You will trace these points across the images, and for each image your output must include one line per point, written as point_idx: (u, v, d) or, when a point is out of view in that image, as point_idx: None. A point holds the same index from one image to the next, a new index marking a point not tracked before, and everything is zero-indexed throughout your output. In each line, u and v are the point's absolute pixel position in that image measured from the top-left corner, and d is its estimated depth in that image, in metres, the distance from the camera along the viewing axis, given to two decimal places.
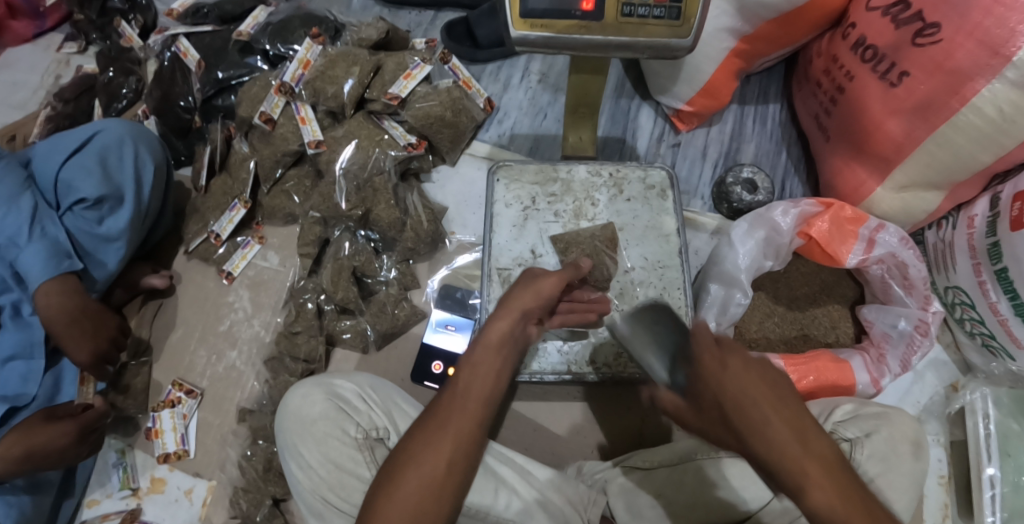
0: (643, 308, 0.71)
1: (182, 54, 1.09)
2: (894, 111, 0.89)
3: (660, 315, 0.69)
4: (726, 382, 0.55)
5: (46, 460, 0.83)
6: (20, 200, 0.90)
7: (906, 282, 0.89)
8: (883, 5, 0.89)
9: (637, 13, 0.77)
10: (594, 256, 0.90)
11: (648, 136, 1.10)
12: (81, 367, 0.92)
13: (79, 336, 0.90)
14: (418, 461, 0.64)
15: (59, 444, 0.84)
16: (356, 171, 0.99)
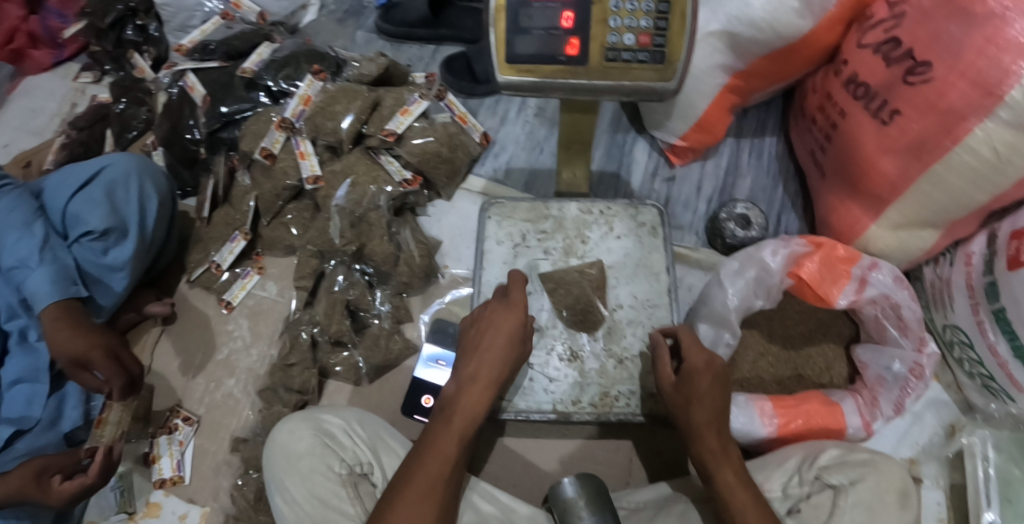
0: (587, 482, 0.84)
1: (189, 87, 1.13)
2: (887, 149, 0.88)
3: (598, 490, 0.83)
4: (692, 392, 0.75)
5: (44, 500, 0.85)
6: (33, 228, 0.94)
7: (901, 323, 0.87)
8: (875, 43, 0.89)
9: (621, 58, 0.78)
10: (582, 299, 0.90)
11: (642, 171, 1.10)
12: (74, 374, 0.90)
13: (68, 334, 0.89)
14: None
15: (60, 493, 0.86)
16: (353, 206, 1.00)
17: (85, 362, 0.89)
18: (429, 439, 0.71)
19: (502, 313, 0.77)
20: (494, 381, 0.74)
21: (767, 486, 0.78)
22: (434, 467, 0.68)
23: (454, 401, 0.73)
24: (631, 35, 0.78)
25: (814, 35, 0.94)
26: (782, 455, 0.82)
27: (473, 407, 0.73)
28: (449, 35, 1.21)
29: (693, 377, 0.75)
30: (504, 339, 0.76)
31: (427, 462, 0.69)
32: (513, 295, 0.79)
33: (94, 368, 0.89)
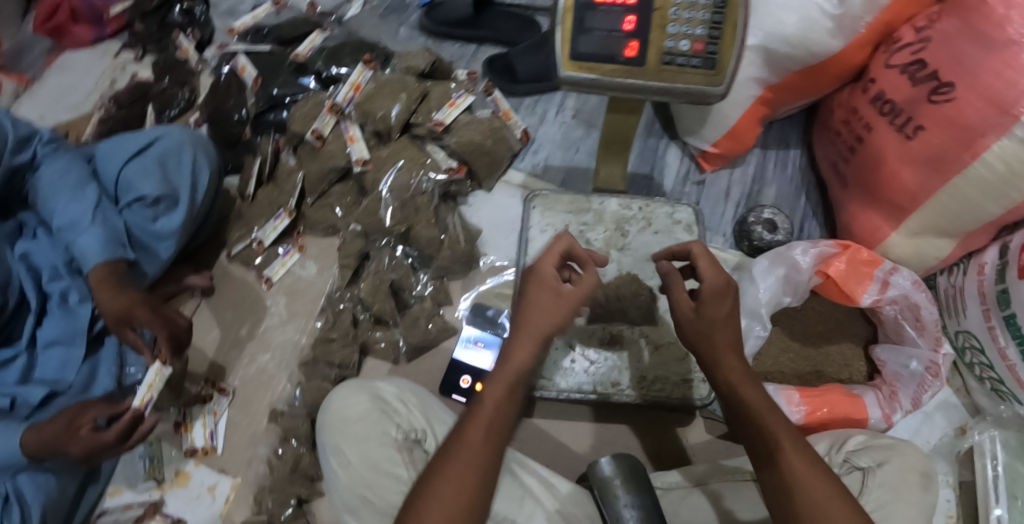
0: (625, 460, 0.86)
1: (240, 69, 1.16)
2: (909, 161, 0.95)
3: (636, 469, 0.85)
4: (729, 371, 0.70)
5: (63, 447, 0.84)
6: (86, 190, 0.96)
7: (918, 324, 0.93)
8: (901, 64, 0.96)
9: (676, 62, 0.83)
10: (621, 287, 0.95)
11: (674, 174, 1.15)
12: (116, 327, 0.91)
13: (111, 288, 0.91)
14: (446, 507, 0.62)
15: (76, 443, 0.84)
16: (401, 191, 1.04)
17: (128, 321, 0.90)
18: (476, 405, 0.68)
19: (547, 279, 0.72)
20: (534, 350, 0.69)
21: None
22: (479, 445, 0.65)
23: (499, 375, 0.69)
24: (687, 41, 0.82)
25: (843, 54, 1.01)
26: (810, 442, 0.87)
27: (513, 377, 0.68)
28: (489, 35, 1.26)
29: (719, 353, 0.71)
30: (546, 308, 0.70)
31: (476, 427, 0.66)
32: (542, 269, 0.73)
33: (137, 326, 0.91)
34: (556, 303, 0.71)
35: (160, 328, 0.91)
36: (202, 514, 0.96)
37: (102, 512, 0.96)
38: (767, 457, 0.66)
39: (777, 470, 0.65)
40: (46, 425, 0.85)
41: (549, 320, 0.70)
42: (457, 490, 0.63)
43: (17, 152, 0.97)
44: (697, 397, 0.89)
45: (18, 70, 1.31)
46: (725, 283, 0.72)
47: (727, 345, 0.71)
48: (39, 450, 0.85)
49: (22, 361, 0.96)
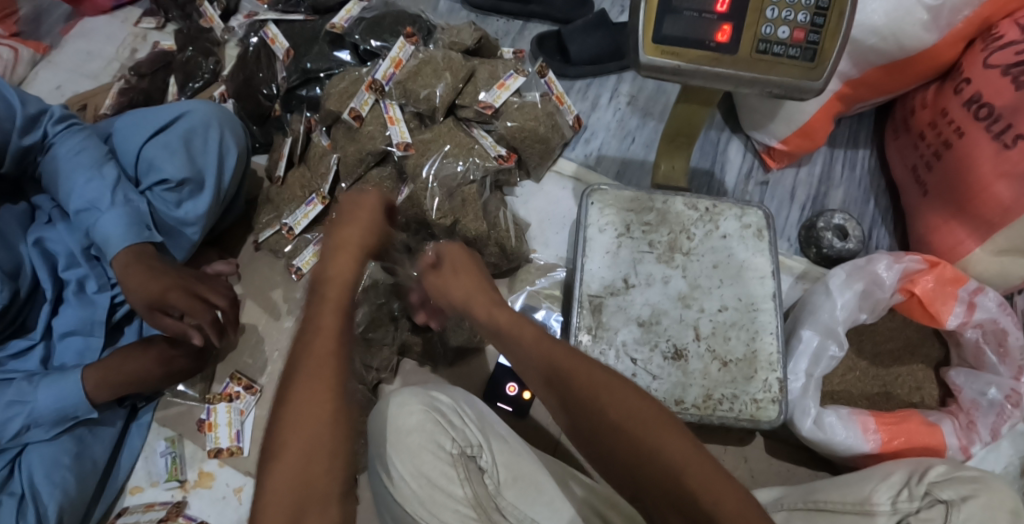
0: None
1: (270, 40, 1.06)
2: (1005, 173, 0.87)
3: None
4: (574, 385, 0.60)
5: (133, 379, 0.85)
6: (105, 169, 0.88)
7: (1001, 349, 0.87)
8: (1003, 64, 0.87)
9: (772, 51, 0.74)
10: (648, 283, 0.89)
11: (736, 172, 1.07)
12: (145, 314, 0.84)
13: (141, 273, 0.83)
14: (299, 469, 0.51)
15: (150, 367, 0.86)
16: (447, 180, 0.95)
17: (165, 305, 0.83)
18: (307, 344, 0.56)
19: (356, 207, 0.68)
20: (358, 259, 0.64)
21: (875, 500, 0.78)
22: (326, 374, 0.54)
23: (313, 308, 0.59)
24: (786, 28, 0.74)
25: (936, 49, 0.92)
26: (885, 470, 0.82)
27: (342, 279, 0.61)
28: (540, 11, 1.16)
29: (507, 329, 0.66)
30: (361, 218, 0.67)
31: (310, 359, 0.55)
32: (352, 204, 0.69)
33: (174, 311, 0.83)
34: (353, 214, 0.67)
35: (200, 310, 0.84)
36: (227, 517, 0.90)
37: (124, 510, 0.90)
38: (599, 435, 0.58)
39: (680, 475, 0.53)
40: (113, 362, 0.84)
41: (366, 231, 0.67)
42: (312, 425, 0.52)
43: (26, 132, 0.88)
44: (766, 419, 0.82)
45: (34, 37, 1.20)
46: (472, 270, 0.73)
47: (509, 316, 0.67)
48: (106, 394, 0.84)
49: (41, 350, 0.88)
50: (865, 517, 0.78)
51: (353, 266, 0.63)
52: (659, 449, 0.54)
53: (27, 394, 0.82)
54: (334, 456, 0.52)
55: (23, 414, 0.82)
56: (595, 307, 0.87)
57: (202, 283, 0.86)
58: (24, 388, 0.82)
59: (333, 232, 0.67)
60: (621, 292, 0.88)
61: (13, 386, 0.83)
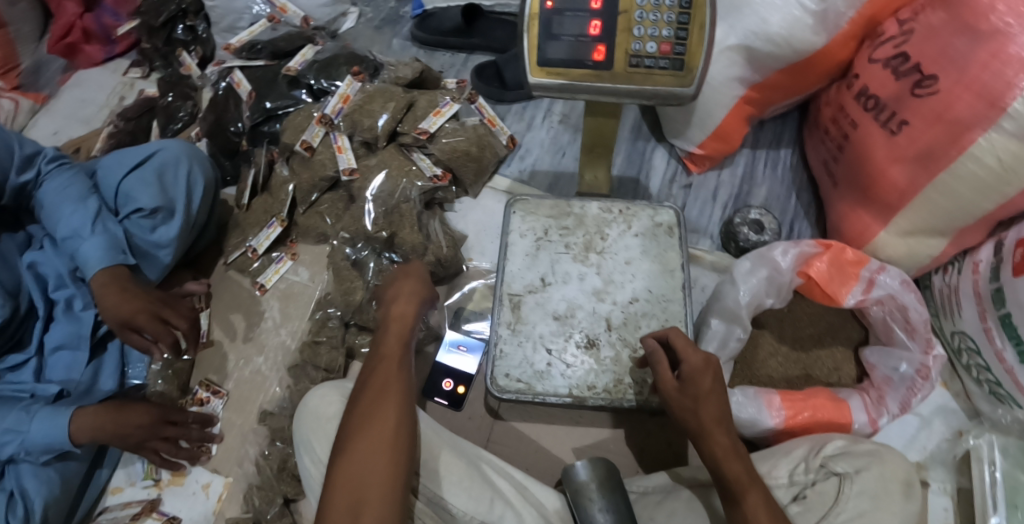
0: (601, 465, 0.84)
1: (236, 84, 1.21)
2: (897, 158, 0.92)
3: (615, 478, 0.83)
4: (699, 408, 0.74)
5: (123, 431, 0.92)
6: (87, 201, 1.00)
7: (909, 326, 0.91)
8: (885, 58, 0.93)
9: (643, 64, 0.82)
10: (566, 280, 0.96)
11: (660, 177, 1.17)
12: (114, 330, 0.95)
13: (117, 294, 0.94)
14: (354, 464, 0.67)
15: (144, 421, 0.94)
16: (386, 197, 1.06)
17: (132, 325, 0.94)
18: (369, 381, 0.74)
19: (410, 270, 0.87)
20: (413, 305, 0.82)
21: (774, 473, 0.82)
22: (395, 383, 0.74)
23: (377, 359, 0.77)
24: (653, 43, 0.82)
25: (828, 50, 0.99)
26: (790, 445, 0.85)
27: (398, 317, 0.80)
28: (480, 43, 1.28)
29: (706, 413, 0.73)
30: (411, 280, 0.84)
31: (378, 377, 0.74)
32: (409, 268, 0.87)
33: (142, 331, 0.94)
34: (405, 278, 0.85)
35: (163, 334, 0.94)
36: (197, 510, 0.99)
37: (104, 510, 1.00)
38: (727, 493, 0.70)
39: (736, 509, 0.68)
40: (108, 412, 0.92)
41: (416, 290, 0.83)
42: (380, 421, 0.70)
43: (23, 170, 1.02)
44: None
45: (34, 88, 1.38)
46: (706, 359, 0.77)
47: (714, 404, 0.74)
48: (88, 435, 0.91)
49: (34, 363, 1.00)
50: None
51: (408, 308, 0.81)
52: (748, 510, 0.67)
53: (23, 423, 0.90)
54: (393, 463, 0.68)
55: (16, 442, 0.90)
56: (515, 304, 0.94)
57: (169, 307, 0.97)
58: (21, 417, 0.91)
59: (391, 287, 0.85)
60: (539, 290, 0.95)
61: (13, 415, 0.91)
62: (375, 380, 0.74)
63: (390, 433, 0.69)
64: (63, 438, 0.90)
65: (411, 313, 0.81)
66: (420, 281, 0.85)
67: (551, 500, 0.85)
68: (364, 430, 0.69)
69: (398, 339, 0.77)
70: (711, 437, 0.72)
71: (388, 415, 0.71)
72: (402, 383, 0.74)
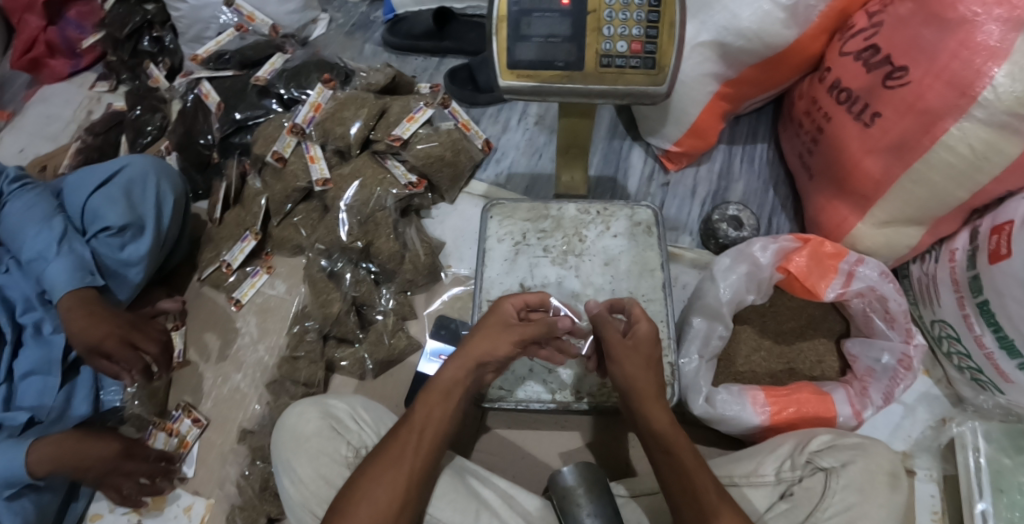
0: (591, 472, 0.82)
1: (204, 95, 1.19)
2: (871, 150, 0.92)
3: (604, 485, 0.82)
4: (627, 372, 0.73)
5: (82, 463, 0.89)
6: (52, 222, 0.97)
7: (887, 315, 0.91)
8: (856, 50, 0.94)
9: (615, 63, 0.81)
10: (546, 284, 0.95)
11: (638, 175, 1.16)
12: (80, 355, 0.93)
13: (83, 319, 0.92)
14: (369, 505, 0.70)
15: (106, 455, 0.91)
16: (360, 207, 1.05)
17: (100, 351, 0.93)
18: (405, 425, 0.76)
19: (503, 315, 0.80)
20: (471, 372, 0.79)
21: (760, 471, 0.81)
22: (425, 441, 0.75)
23: (416, 404, 0.77)
24: (624, 42, 0.80)
25: (800, 44, 0.98)
26: (776, 442, 0.84)
27: (448, 384, 0.78)
28: (453, 47, 1.27)
29: (633, 376, 0.72)
30: (495, 336, 0.79)
31: (416, 422, 0.76)
32: (495, 315, 0.80)
33: (111, 357, 0.93)
34: (502, 331, 0.79)
35: (133, 360, 0.94)
36: None
37: None
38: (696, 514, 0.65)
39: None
40: (75, 442, 0.89)
41: (494, 350, 0.78)
42: (386, 491, 0.71)
43: None
44: None
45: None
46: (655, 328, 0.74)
47: (643, 369, 0.72)
48: (47, 468, 0.87)
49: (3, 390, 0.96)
50: (752, 488, 0.80)
51: (464, 373, 0.78)
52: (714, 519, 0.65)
53: None
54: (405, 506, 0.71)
55: None
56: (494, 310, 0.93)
57: (138, 331, 0.96)
58: None
59: (478, 335, 0.80)
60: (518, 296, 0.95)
61: None
62: (380, 452, 0.74)
63: (394, 506, 0.70)
64: (20, 471, 0.86)
65: (461, 382, 0.78)
66: (508, 339, 0.78)
67: (535, 503, 0.84)
68: (368, 499, 0.70)
69: (449, 390, 0.78)
70: (647, 407, 0.71)
71: (394, 490, 0.71)
72: (439, 431, 0.76)
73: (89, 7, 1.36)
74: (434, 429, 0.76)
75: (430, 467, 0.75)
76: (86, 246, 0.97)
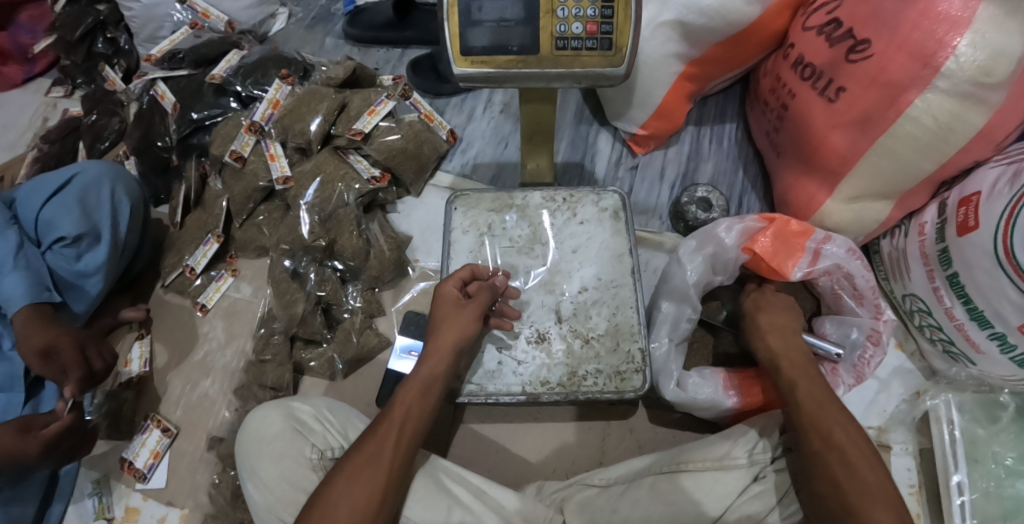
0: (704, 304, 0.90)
1: (159, 96, 1.15)
2: (836, 124, 0.91)
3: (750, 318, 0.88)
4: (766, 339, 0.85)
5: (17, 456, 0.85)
6: (7, 232, 0.93)
7: (856, 293, 0.90)
8: (819, 25, 0.92)
9: (570, 46, 0.79)
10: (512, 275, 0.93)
11: (606, 160, 1.15)
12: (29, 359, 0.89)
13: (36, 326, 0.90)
14: (346, 504, 0.68)
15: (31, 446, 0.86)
16: (321, 203, 1.03)
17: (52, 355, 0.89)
18: (381, 420, 0.75)
19: (449, 297, 0.84)
20: (448, 364, 0.80)
21: (733, 454, 0.79)
22: (403, 437, 0.74)
23: (392, 401, 0.77)
24: (579, 23, 0.78)
25: (763, 20, 0.96)
26: (744, 426, 0.83)
27: (427, 379, 0.78)
28: (414, 37, 1.24)
29: (791, 373, 0.80)
30: (460, 322, 0.82)
31: (396, 418, 0.75)
32: (450, 303, 0.84)
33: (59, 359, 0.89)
34: (459, 312, 0.83)
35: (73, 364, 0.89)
36: None
37: None
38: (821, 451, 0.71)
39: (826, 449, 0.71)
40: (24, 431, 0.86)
41: (462, 332, 0.82)
42: (363, 489, 0.69)
43: None
44: (630, 388, 0.85)
45: None
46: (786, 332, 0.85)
47: (781, 333, 0.85)
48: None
49: None
50: (723, 471, 0.78)
51: (439, 368, 0.79)
52: (856, 475, 0.69)
53: None
54: (382, 505, 0.69)
55: None
56: None
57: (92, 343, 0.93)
58: None
59: (440, 328, 0.82)
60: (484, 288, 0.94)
61: None
62: (356, 447, 0.73)
63: (372, 504, 0.69)
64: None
65: (441, 377, 0.79)
66: (468, 317, 0.83)
67: (511, 499, 0.81)
68: (345, 500, 0.68)
69: (426, 382, 0.78)
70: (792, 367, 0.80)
71: (371, 486, 0.70)
72: (418, 426, 0.76)
73: (40, 10, 1.30)
74: (412, 427, 0.75)
75: (408, 464, 0.74)
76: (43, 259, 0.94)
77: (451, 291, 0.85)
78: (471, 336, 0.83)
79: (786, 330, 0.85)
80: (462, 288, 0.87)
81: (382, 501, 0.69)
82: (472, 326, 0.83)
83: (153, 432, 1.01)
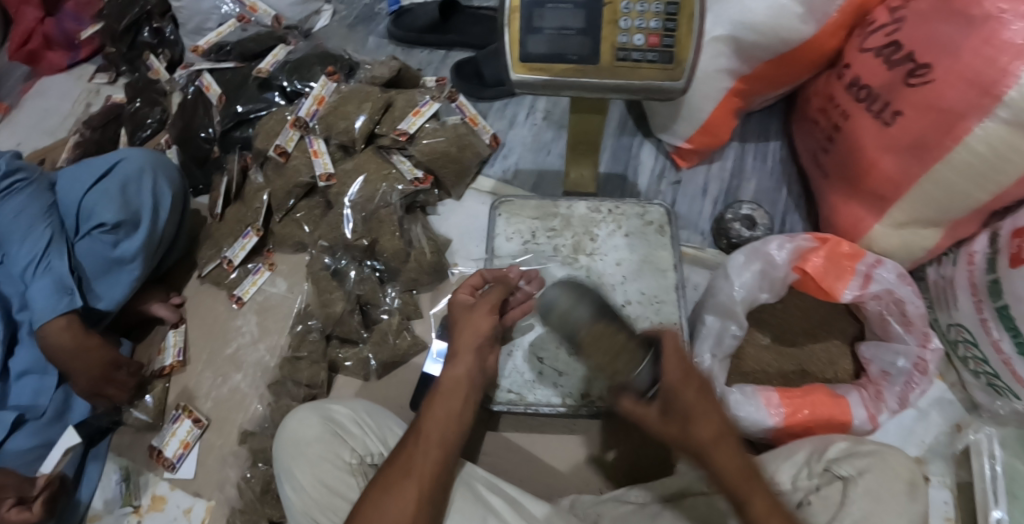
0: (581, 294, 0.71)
1: (205, 87, 1.17)
2: (888, 148, 0.90)
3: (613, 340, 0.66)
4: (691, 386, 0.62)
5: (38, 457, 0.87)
6: (36, 231, 0.91)
7: (905, 319, 0.89)
8: (876, 46, 0.91)
9: (631, 58, 0.78)
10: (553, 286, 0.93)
11: (648, 173, 1.14)
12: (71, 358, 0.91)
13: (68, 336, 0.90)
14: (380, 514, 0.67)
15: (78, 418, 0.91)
16: (363, 203, 1.03)
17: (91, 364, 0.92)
18: (416, 427, 0.74)
19: (462, 304, 0.84)
20: (471, 365, 0.79)
21: (775, 479, 0.79)
22: (435, 441, 0.73)
23: (421, 413, 0.76)
24: (641, 35, 0.77)
25: (816, 40, 0.95)
26: (791, 450, 0.82)
27: (456, 382, 0.77)
28: (458, 40, 1.24)
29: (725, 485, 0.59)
30: (476, 320, 0.81)
31: (430, 423, 0.74)
32: (468, 308, 0.83)
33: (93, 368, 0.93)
34: (472, 312, 0.82)
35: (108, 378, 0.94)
36: None
37: None
38: None
39: None
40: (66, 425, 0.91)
41: (479, 331, 0.81)
42: (399, 499, 0.68)
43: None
44: None
45: None
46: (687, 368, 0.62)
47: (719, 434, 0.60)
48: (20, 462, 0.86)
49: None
50: None
51: (466, 371, 0.78)
52: None
53: None
54: (418, 515, 0.68)
55: None
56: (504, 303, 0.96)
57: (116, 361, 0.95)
58: None
59: (460, 329, 0.82)
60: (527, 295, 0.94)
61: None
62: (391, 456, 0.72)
63: (409, 514, 0.68)
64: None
65: (467, 380, 0.78)
66: (482, 314, 0.82)
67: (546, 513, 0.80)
68: (380, 512, 0.68)
69: (451, 384, 0.77)
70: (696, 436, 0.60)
71: (407, 496, 0.68)
72: (453, 430, 0.75)
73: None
74: (448, 434, 0.74)
75: (447, 469, 0.73)
76: (65, 262, 0.91)
77: (468, 296, 0.85)
78: (489, 334, 0.82)
79: (714, 404, 0.61)
80: (475, 293, 0.87)
81: (418, 509, 0.68)
82: (490, 326, 0.82)
83: (186, 424, 1.00)
